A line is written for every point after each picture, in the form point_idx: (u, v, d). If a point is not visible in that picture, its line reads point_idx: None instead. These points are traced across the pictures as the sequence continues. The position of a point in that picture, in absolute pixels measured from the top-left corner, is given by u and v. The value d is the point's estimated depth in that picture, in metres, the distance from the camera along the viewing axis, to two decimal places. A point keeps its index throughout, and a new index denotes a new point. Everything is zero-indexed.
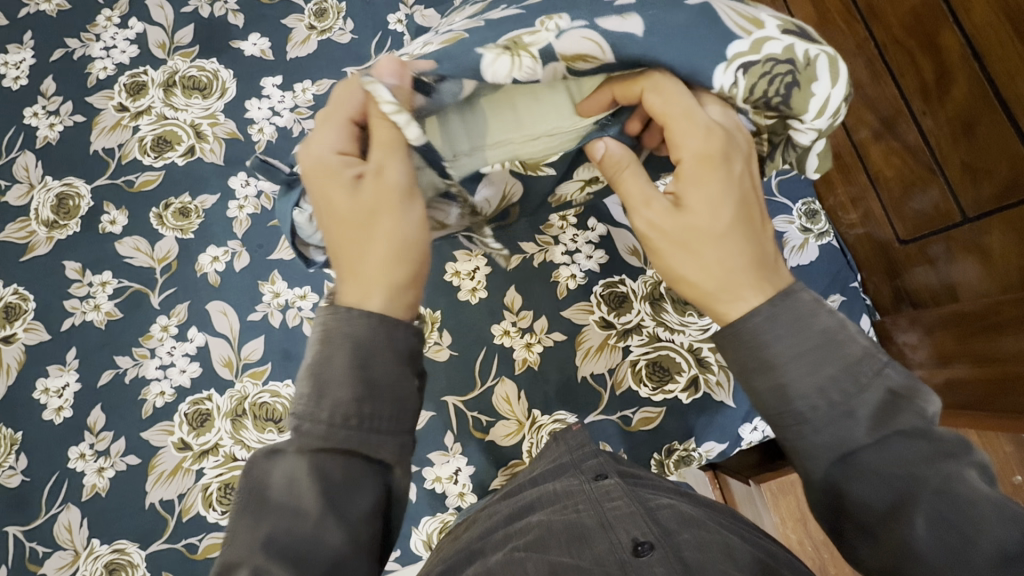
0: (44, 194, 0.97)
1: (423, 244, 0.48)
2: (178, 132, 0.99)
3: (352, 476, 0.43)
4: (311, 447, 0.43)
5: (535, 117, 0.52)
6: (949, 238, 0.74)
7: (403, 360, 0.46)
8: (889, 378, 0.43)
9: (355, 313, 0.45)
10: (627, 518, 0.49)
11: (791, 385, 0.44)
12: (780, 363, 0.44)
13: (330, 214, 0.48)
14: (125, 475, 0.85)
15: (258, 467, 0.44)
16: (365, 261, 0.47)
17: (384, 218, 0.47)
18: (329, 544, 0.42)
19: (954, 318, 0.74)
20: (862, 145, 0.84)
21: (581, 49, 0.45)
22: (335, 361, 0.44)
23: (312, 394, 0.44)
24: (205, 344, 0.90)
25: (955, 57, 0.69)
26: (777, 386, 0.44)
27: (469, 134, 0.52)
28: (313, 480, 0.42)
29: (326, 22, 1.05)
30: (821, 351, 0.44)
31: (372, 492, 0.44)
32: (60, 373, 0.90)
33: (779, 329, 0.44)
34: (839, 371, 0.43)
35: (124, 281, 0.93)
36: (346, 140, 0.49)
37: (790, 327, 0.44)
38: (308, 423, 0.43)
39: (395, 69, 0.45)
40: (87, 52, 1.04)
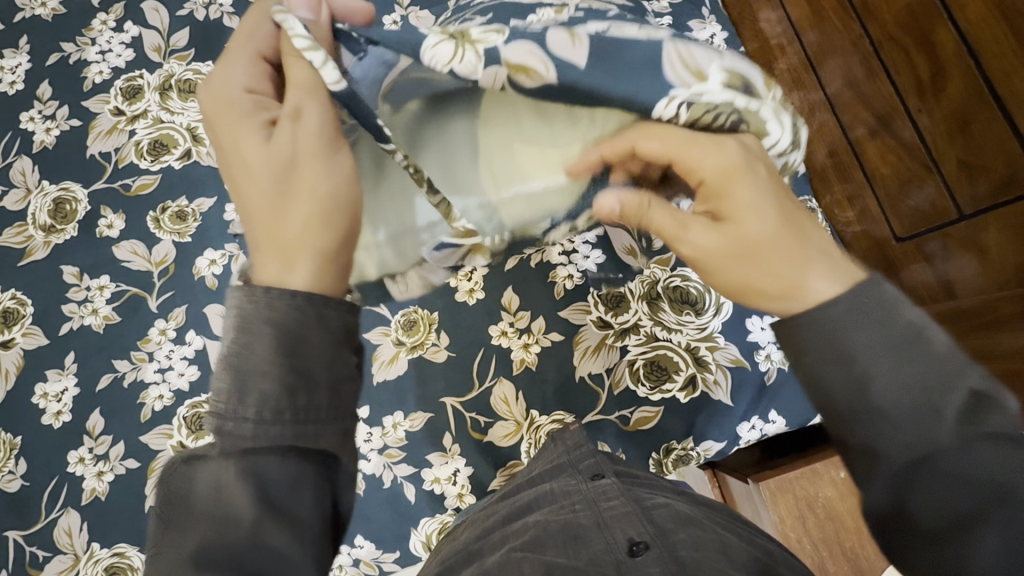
0: (41, 199, 0.98)
1: (349, 196, 0.47)
2: (174, 135, 0.99)
3: (289, 474, 0.39)
4: (238, 449, 0.39)
5: (526, 164, 0.55)
6: (945, 235, 0.75)
7: (338, 340, 0.43)
8: (972, 378, 0.39)
9: (275, 291, 0.42)
10: (623, 517, 0.49)
11: (875, 380, 0.40)
12: (860, 356, 0.41)
13: (244, 167, 0.47)
14: (124, 478, 0.85)
15: (181, 473, 0.40)
16: (287, 225, 0.45)
17: (305, 171, 0.46)
18: (270, 548, 0.38)
19: (951, 315, 0.73)
20: (857, 143, 0.84)
21: (525, 60, 0.44)
22: (257, 349, 0.40)
23: (234, 390, 0.40)
24: (203, 347, 0.90)
25: (950, 53, 0.69)
26: (857, 378, 0.41)
27: (455, 182, 0.56)
28: (245, 482, 0.38)
29: None
30: (903, 347, 0.40)
31: (315, 489, 0.40)
32: (58, 377, 0.90)
33: (863, 326, 0.41)
34: (924, 369, 0.40)
35: (122, 285, 0.93)
36: (257, 88, 0.50)
37: (874, 326, 0.41)
38: (231, 423, 0.39)
39: (308, 5, 0.47)
40: (82, 56, 1.04)
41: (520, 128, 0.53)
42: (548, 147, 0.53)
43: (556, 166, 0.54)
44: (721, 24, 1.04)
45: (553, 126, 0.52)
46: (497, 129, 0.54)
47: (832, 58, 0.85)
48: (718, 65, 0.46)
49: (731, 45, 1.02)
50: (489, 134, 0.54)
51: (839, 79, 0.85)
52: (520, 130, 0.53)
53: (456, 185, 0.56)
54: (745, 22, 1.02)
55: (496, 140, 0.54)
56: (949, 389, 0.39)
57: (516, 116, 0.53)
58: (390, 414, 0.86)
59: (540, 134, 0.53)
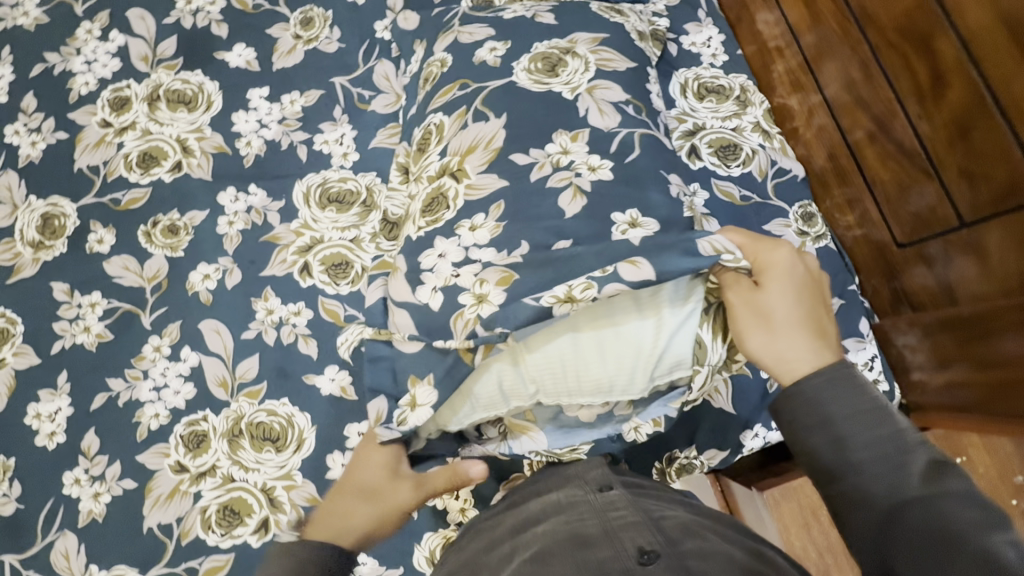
0: (29, 215, 0.95)
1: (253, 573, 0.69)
2: (163, 147, 0.97)
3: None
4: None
5: (616, 338, 0.59)
6: (946, 240, 0.74)
7: None
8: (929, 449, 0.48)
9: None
10: (631, 527, 0.47)
11: (849, 440, 0.51)
12: (850, 440, 0.51)
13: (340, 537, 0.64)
14: (121, 499, 0.83)
15: None
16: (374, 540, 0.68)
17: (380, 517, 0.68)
18: None
19: (953, 322, 0.74)
20: (856, 146, 0.84)
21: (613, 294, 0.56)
22: None
23: None
24: (199, 364, 0.88)
25: (951, 59, 0.69)
26: (836, 440, 0.51)
27: (500, 396, 0.62)
28: None
29: (312, 31, 1.03)
30: (888, 448, 0.49)
31: None
32: (51, 398, 0.88)
33: (834, 394, 0.53)
34: (903, 464, 0.48)
35: (114, 301, 0.91)
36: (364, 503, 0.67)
37: (864, 421, 0.51)
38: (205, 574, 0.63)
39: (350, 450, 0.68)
40: (67, 67, 1.02)
41: (562, 350, 0.59)
42: (628, 345, 0.59)
43: (634, 342, 0.59)
44: (717, 26, 1.02)
45: (594, 353, 0.59)
46: (539, 356, 0.60)
47: (831, 61, 0.85)
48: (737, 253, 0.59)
49: (728, 50, 1.00)
50: (531, 360, 0.60)
51: (837, 82, 0.85)
52: (561, 351, 0.59)
53: (502, 398, 0.62)
54: (743, 25, 1.01)
55: (540, 364, 0.60)
56: (910, 452, 0.48)
57: (560, 343, 0.59)
58: None
59: (584, 360, 0.59)
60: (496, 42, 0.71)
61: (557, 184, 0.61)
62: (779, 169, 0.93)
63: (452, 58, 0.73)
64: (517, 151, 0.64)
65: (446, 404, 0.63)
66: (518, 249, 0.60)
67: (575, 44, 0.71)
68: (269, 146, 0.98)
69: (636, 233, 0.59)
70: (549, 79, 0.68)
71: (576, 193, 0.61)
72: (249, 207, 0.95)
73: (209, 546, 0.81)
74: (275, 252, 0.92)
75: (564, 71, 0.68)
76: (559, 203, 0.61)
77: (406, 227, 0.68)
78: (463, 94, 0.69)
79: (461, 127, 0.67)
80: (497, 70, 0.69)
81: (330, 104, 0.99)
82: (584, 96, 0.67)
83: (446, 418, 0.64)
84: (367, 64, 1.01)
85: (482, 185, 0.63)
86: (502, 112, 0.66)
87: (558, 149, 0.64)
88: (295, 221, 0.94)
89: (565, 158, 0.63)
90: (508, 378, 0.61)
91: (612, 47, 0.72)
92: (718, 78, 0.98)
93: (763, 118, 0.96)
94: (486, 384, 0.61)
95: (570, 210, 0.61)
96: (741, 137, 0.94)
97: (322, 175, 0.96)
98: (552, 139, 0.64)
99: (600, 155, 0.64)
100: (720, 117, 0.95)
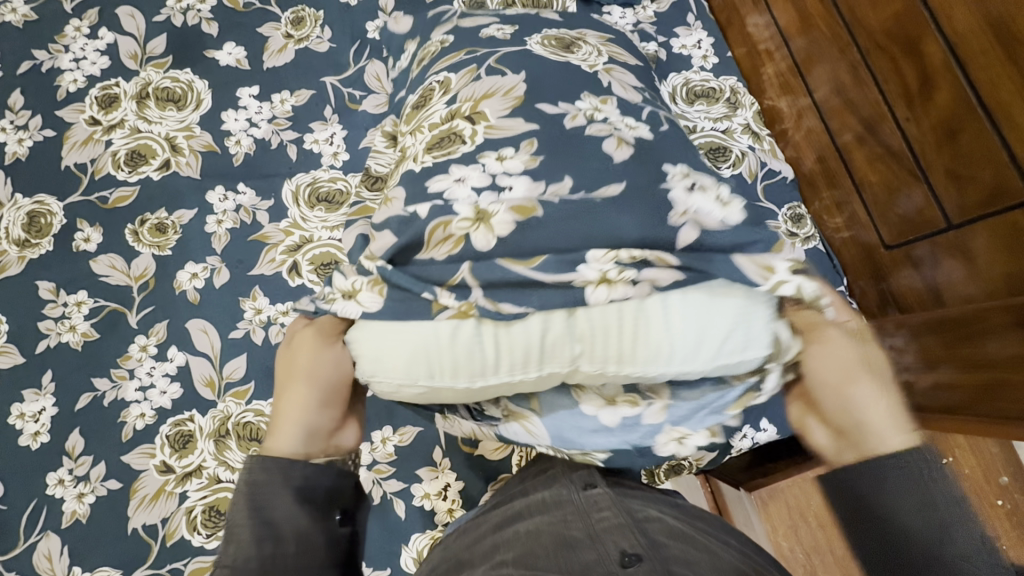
0: (14, 213, 0.94)
1: None
2: (152, 146, 0.96)
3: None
4: None
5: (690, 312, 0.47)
6: (933, 242, 0.74)
7: None
8: None
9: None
10: (614, 530, 0.47)
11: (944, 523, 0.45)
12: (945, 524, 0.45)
13: None
14: (105, 500, 0.82)
15: None
16: None
17: None
18: None
19: (942, 323, 0.72)
20: (845, 149, 0.84)
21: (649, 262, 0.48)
22: None
23: None
24: (186, 363, 0.88)
25: (939, 63, 0.69)
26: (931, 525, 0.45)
27: (535, 344, 0.48)
28: None
29: (303, 30, 1.03)
30: None
31: None
32: (36, 398, 0.87)
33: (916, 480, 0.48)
34: None
35: (100, 300, 0.91)
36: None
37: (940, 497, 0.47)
38: None
39: None
40: (55, 64, 1.01)
41: (627, 302, 0.47)
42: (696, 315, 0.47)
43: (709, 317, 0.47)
44: (708, 29, 1.03)
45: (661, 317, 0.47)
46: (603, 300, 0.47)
47: (820, 64, 0.86)
48: (787, 258, 0.49)
49: (718, 50, 1.01)
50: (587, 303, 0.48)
51: (826, 85, 0.85)
52: (620, 310, 0.47)
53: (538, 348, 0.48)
54: (733, 28, 1.01)
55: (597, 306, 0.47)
56: None
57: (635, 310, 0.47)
58: (379, 430, 0.85)
59: (650, 316, 0.47)
60: (502, 25, 0.67)
61: (598, 132, 0.54)
62: (768, 171, 0.93)
63: (454, 39, 0.69)
64: (544, 102, 0.55)
65: (455, 352, 0.48)
66: (561, 182, 0.50)
67: (584, 36, 0.69)
68: (259, 144, 0.97)
69: (694, 179, 0.52)
70: (566, 54, 0.63)
71: (621, 141, 0.54)
72: (238, 206, 0.94)
73: (194, 548, 0.80)
74: (263, 252, 0.92)
75: (580, 51, 0.64)
76: (605, 147, 0.53)
77: (402, 166, 0.58)
78: (472, 58, 0.62)
79: (473, 79, 0.58)
80: (508, 41, 0.64)
81: (320, 104, 0.99)
82: (603, 72, 0.62)
83: (448, 376, 0.49)
84: (357, 64, 1.01)
85: (504, 127, 0.54)
86: (520, 70, 0.58)
87: (588, 108, 0.56)
88: (284, 220, 0.93)
89: (599, 113, 0.56)
90: (553, 332, 0.47)
91: (619, 43, 0.71)
92: (708, 80, 0.99)
93: (753, 120, 0.96)
94: (522, 332, 0.47)
95: (619, 156, 0.52)
96: (731, 140, 0.94)
97: (312, 175, 0.95)
98: (581, 97, 0.57)
99: (635, 118, 0.58)
100: (712, 119, 0.96)
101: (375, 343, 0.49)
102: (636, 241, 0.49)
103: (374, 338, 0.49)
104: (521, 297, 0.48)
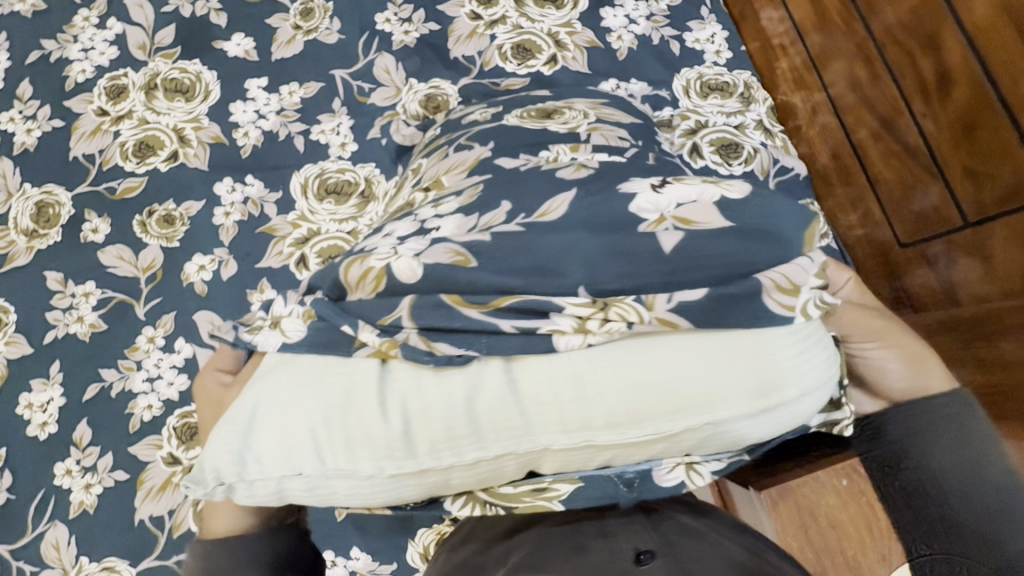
0: (23, 203, 0.94)
1: None
2: (160, 137, 0.96)
3: None
4: None
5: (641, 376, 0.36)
6: (949, 241, 0.73)
7: None
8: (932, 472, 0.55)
9: None
10: (629, 527, 0.47)
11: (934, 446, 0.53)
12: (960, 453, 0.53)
13: None
14: (113, 491, 0.82)
15: None
16: None
17: None
18: None
19: (957, 322, 0.70)
20: (861, 146, 0.83)
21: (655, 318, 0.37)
22: None
23: None
24: (193, 355, 0.87)
25: (958, 57, 0.68)
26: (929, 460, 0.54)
27: (456, 432, 0.36)
28: None
29: (312, 22, 1.02)
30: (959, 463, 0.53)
31: None
32: (44, 388, 0.87)
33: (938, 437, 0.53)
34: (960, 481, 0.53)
35: (108, 291, 0.90)
36: None
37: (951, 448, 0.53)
38: None
39: None
40: (64, 54, 1.01)
41: (596, 360, 0.36)
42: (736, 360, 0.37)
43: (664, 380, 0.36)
44: (721, 23, 1.01)
45: (683, 368, 0.36)
46: (550, 354, 0.37)
47: (836, 60, 0.85)
48: (816, 264, 0.39)
49: (732, 45, 1.00)
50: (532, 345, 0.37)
51: (842, 81, 0.84)
52: (600, 363, 0.36)
53: (461, 433, 0.36)
54: (747, 22, 1.00)
55: (539, 368, 0.37)
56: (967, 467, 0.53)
57: (575, 373, 0.36)
58: None
59: (658, 366, 0.36)
60: (488, 109, 0.67)
61: (554, 165, 0.45)
62: (781, 167, 0.91)
63: (440, 134, 0.69)
64: (503, 156, 0.50)
65: (355, 426, 0.36)
66: (496, 210, 0.43)
67: (574, 104, 0.65)
68: (267, 137, 0.97)
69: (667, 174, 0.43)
70: (544, 120, 0.57)
71: (580, 166, 0.45)
72: (245, 197, 0.94)
73: None
74: (271, 244, 0.91)
75: (562, 116, 0.58)
76: (561, 174, 0.44)
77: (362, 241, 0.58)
78: (447, 141, 0.62)
79: (441, 159, 0.57)
80: (487, 121, 0.62)
81: (329, 96, 0.98)
82: (584, 131, 0.55)
83: (344, 464, 0.36)
84: (367, 56, 1.00)
85: (453, 187, 0.50)
86: (486, 140, 0.54)
87: (551, 155, 0.50)
88: (292, 213, 0.93)
89: (562, 157, 0.49)
90: (482, 397, 0.36)
91: (613, 106, 0.67)
92: (722, 74, 0.97)
93: (766, 116, 0.95)
94: (438, 399, 0.36)
95: (574, 177, 0.43)
96: (743, 136, 0.92)
97: (320, 166, 0.95)
98: (548, 147, 0.51)
99: (609, 154, 0.50)
100: (726, 113, 0.94)
101: (248, 428, 0.36)
102: (621, 279, 0.38)
103: (248, 413, 0.36)
104: (465, 340, 0.38)
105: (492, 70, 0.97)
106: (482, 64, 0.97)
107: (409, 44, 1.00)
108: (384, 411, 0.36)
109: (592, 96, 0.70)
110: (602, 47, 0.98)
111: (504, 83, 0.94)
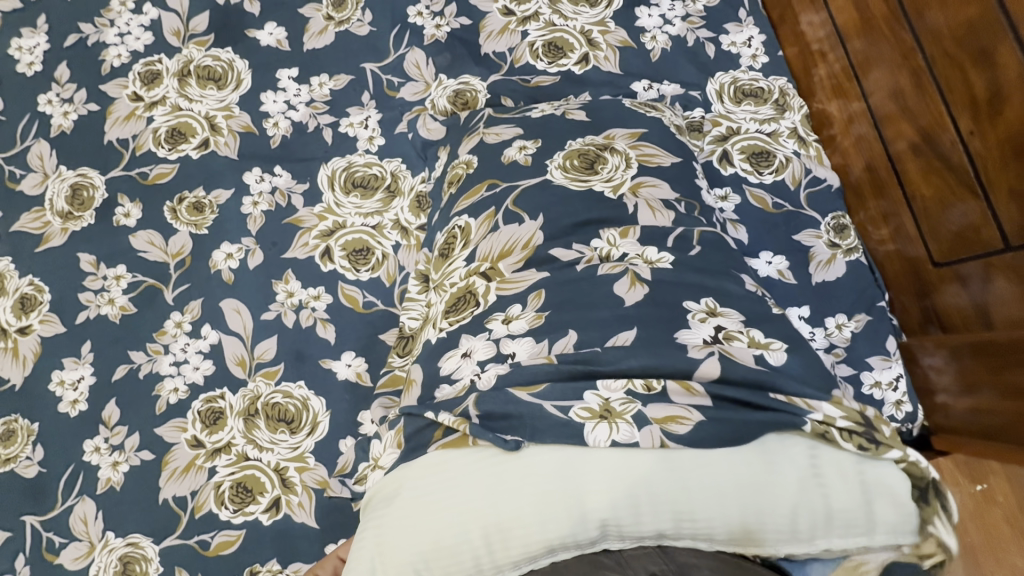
0: (58, 185, 0.97)
1: None
2: (192, 124, 0.97)
3: None
4: None
5: (688, 489, 0.47)
6: (987, 262, 0.71)
7: None
8: None
9: None
10: (642, 557, 0.48)
11: None
12: None
13: None
14: (138, 470, 0.85)
15: None
16: None
17: None
18: None
19: (986, 346, 0.70)
20: (898, 158, 0.81)
21: (670, 412, 0.49)
22: None
23: None
24: (218, 342, 0.89)
25: (1014, 74, 0.66)
26: None
27: (533, 547, 0.47)
28: None
29: (344, 13, 1.02)
30: None
31: None
32: (75, 366, 0.90)
33: None
34: None
35: (138, 275, 0.93)
36: None
37: None
38: None
39: None
40: (100, 38, 1.02)
41: (642, 485, 0.47)
42: (780, 487, 0.47)
43: (695, 487, 0.47)
44: (759, 26, 0.99)
45: (725, 498, 0.47)
46: (604, 477, 0.47)
47: (879, 69, 0.82)
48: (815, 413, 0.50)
49: (769, 49, 0.97)
50: (582, 473, 0.47)
51: (884, 90, 0.82)
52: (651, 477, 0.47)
53: (538, 544, 0.47)
54: (787, 26, 0.97)
55: (603, 503, 0.47)
56: None
57: (625, 486, 0.47)
58: None
59: (707, 495, 0.47)
60: (525, 141, 0.69)
61: (611, 272, 0.57)
62: (813, 178, 0.89)
63: (478, 160, 0.71)
64: (557, 246, 0.60)
65: (459, 540, 0.47)
66: (565, 338, 0.53)
67: (612, 139, 0.68)
68: (296, 127, 0.98)
69: (718, 322, 0.54)
70: (589, 177, 0.64)
71: (635, 280, 0.56)
72: (273, 188, 0.95)
73: (221, 521, 0.82)
74: (298, 235, 0.93)
75: (602, 165, 0.65)
76: (616, 291, 0.55)
77: (425, 332, 0.64)
78: (492, 195, 0.65)
79: (490, 230, 0.62)
80: (528, 169, 0.66)
81: (358, 89, 0.99)
82: (629, 195, 0.63)
83: (455, 567, 0.48)
84: (398, 51, 1.00)
85: (516, 281, 0.58)
86: (537, 213, 0.62)
87: (604, 246, 0.59)
88: (318, 205, 0.94)
89: (614, 251, 0.59)
90: (558, 514, 0.47)
91: (652, 140, 0.69)
92: (758, 80, 0.95)
93: (800, 124, 0.93)
94: (518, 519, 0.47)
95: (629, 298, 0.55)
96: (776, 144, 0.91)
97: (347, 159, 0.96)
98: (599, 233, 0.60)
99: (657, 248, 0.59)
100: (759, 120, 0.92)
101: (380, 533, 0.50)
102: (641, 367, 0.51)
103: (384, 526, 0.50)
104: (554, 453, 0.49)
105: (522, 67, 0.95)
106: (513, 61, 0.96)
107: (440, 39, 0.99)
108: (464, 527, 0.47)
109: (630, 123, 0.71)
110: (635, 47, 0.96)
111: (534, 80, 0.93)
